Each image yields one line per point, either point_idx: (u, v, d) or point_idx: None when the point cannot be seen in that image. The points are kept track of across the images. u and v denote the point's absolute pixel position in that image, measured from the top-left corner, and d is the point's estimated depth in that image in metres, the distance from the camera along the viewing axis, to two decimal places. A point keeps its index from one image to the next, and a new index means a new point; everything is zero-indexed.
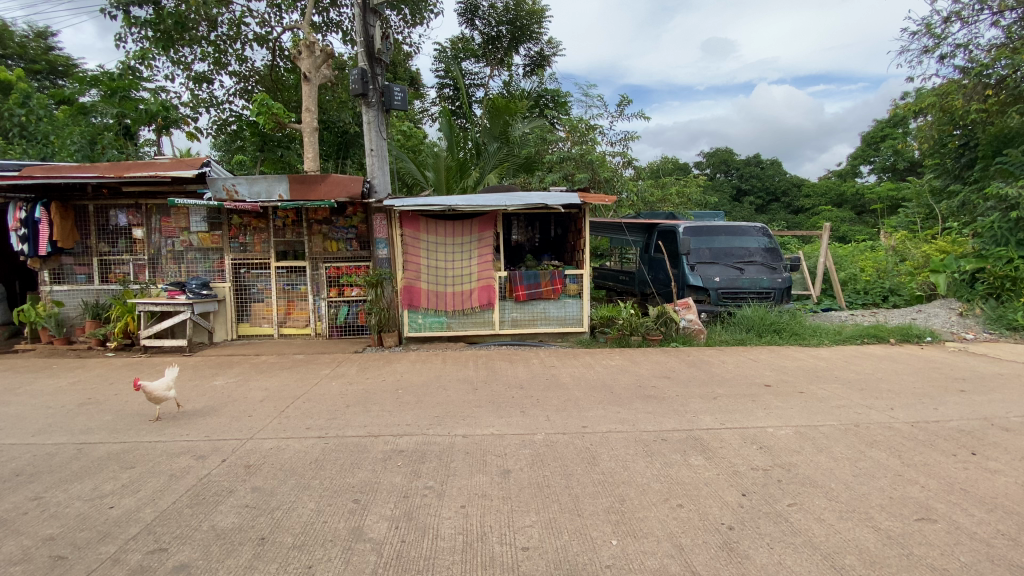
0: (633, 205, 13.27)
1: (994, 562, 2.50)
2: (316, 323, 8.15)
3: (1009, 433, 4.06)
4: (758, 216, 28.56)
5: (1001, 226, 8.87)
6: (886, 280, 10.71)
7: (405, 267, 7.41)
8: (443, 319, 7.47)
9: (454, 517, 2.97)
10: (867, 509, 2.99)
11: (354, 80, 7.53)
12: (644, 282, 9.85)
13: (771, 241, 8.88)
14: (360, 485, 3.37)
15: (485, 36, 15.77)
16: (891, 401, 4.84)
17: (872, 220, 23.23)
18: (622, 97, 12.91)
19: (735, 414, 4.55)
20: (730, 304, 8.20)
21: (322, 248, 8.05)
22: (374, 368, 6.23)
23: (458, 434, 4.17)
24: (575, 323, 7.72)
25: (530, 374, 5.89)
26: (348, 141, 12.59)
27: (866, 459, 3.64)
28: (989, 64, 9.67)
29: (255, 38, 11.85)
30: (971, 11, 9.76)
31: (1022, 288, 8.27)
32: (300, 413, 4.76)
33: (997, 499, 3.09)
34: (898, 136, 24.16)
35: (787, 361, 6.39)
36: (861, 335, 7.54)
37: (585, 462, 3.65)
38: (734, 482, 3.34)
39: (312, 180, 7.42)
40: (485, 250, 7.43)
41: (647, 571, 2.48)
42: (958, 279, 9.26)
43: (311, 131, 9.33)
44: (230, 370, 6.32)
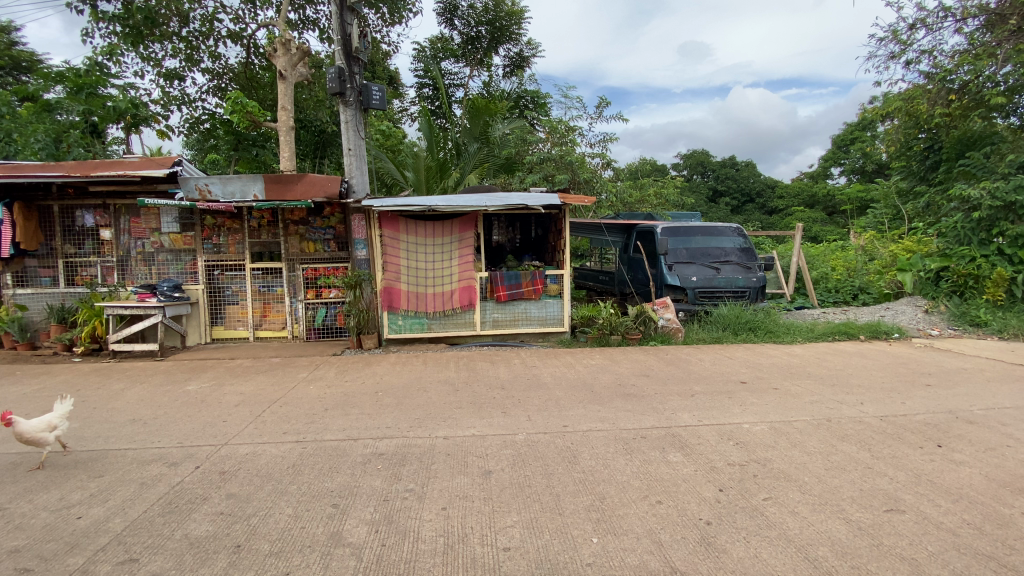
0: (612, 205, 13.40)
1: (960, 552, 2.59)
2: (293, 326, 8.01)
3: (973, 426, 4.22)
4: (734, 216, 29.16)
5: (964, 226, 9.19)
6: (856, 279, 11.05)
7: (384, 268, 7.31)
8: (424, 320, 7.42)
9: (435, 519, 2.95)
10: (838, 502, 3.07)
11: (331, 79, 7.42)
12: (623, 282, 9.96)
13: (746, 241, 9.07)
14: (339, 489, 3.33)
15: (465, 36, 15.75)
16: (861, 396, 4.99)
17: (841, 221, 23.96)
18: (600, 99, 13.04)
19: (712, 410, 4.63)
20: (706, 304, 8.35)
21: (299, 249, 7.92)
22: (353, 371, 6.15)
23: (439, 436, 4.14)
24: (556, 323, 7.75)
25: (512, 374, 5.89)
26: (326, 140, 12.43)
27: (837, 453, 3.74)
28: (953, 69, 9.77)
29: (228, 35, 11.59)
30: (935, 17, 10.11)
31: (984, 286, 8.63)
32: (277, 418, 4.67)
33: (962, 489, 3.21)
34: (867, 138, 24.90)
35: (762, 358, 6.53)
36: (832, 332, 7.74)
37: (566, 460, 3.67)
38: (711, 478, 3.39)
39: (288, 180, 7.27)
40: (466, 251, 7.40)
41: (627, 568, 2.50)
42: (923, 277, 9.63)
43: (287, 130, 9.15)
44: (204, 375, 6.16)
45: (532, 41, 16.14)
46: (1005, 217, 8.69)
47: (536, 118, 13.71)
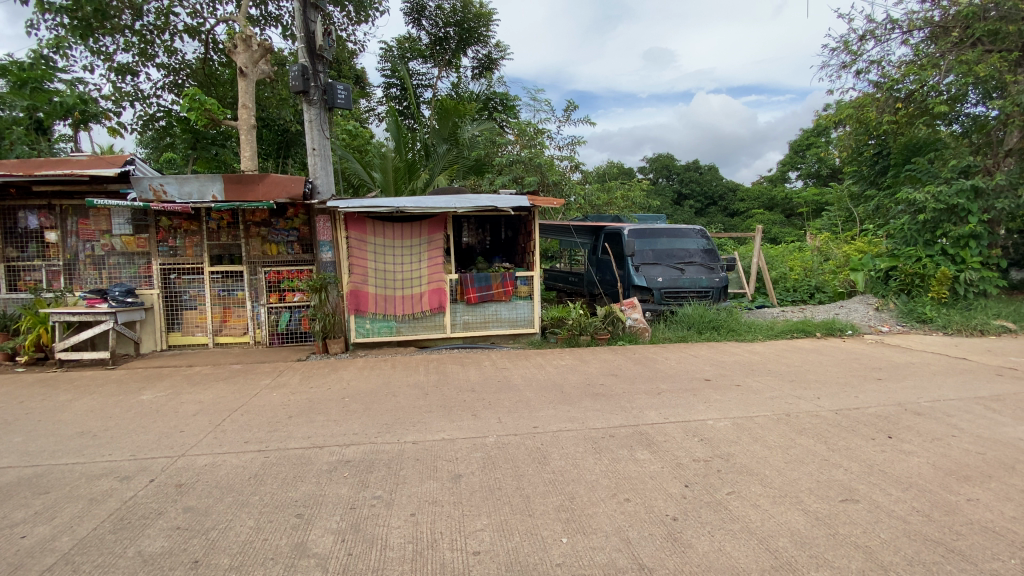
0: (581, 208, 13.51)
1: (910, 538, 2.72)
2: (255, 331, 7.74)
3: (920, 417, 4.45)
4: (697, 219, 30.04)
5: (910, 227, 9.69)
6: (812, 279, 11.53)
7: (350, 271, 7.16)
8: (392, 324, 7.31)
9: (403, 526, 2.90)
10: (797, 493, 3.19)
11: (294, 76, 7.21)
12: (592, 283, 10.08)
13: (709, 242, 9.34)
14: (304, 498, 3.23)
15: (433, 36, 15.64)
16: (818, 391, 5.20)
17: (797, 223, 24.99)
18: (569, 102, 13.23)
19: (678, 408, 4.73)
20: (672, 304, 8.53)
21: (261, 251, 7.69)
22: (318, 377, 5.99)
23: (408, 441, 4.08)
24: (526, 324, 7.77)
25: (482, 377, 5.86)
26: (290, 139, 12.15)
27: (796, 446, 3.88)
28: (900, 79, 10.30)
29: (185, 29, 11.14)
30: (883, 29, 10.64)
31: (929, 284, 9.12)
32: (238, 427, 4.51)
33: (911, 478, 3.38)
34: (822, 143, 26.01)
35: (726, 356, 6.71)
36: (791, 330, 8.02)
37: (536, 461, 3.68)
38: (677, 474, 3.46)
39: (249, 180, 7.04)
40: (435, 253, 7.34)
41: (597, 567, 2.52)
42: (874, 276, 10.19)
43: (248, 129, 8.86)
44: (159, 383, 5.88)
45: (500, 42, 16.16)
46: (948, 219, 9.24)
47: (505, 120, 13.75)
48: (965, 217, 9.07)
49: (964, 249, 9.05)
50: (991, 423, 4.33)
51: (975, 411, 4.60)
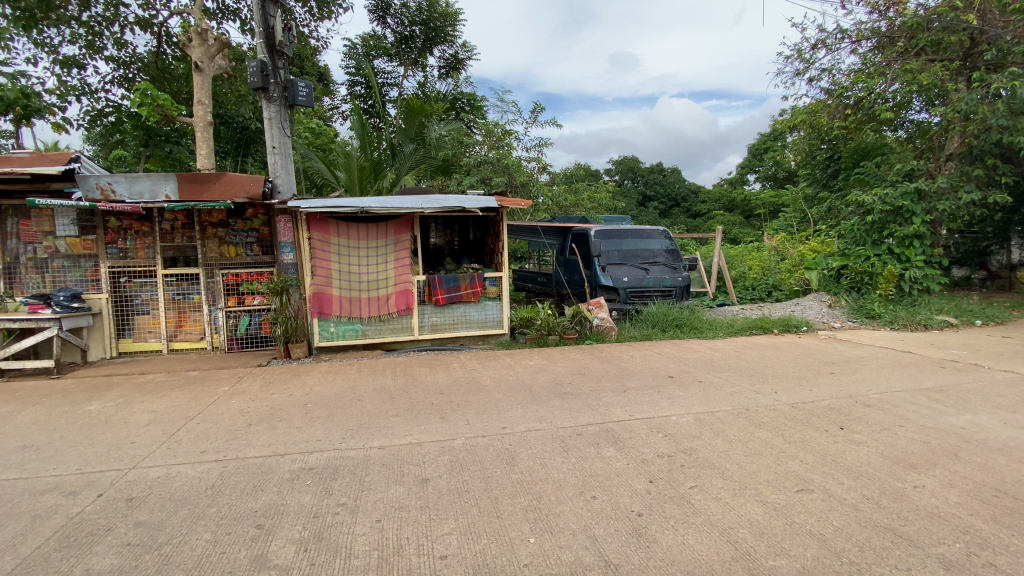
0: (549, 209, 13.49)
1: (860, 524, 2.85)
2: (213, 335, 7.45)
3: (869, 408, 4.69)
4: (661, 220, 30.78)
5: (860, 228, 10.15)
6: (770, 277, 12.04)
7: (313, 273, 6.98)
8: (358, 327, 7.17)
9: (369, 533, 2.84)
10: (756, 485, 3.29)
11: (252, 72, 6.96)
12: (560, 283, 10.16)
13: (672, 243, 9.57)
14: (265, 508, 3.13)
15: (398, 35, 15.45)
16: (775, 385, 5.40)
17: (756, 223, 25.93)
18: (536, 104, 13.32)
19: (643, 405, 4.82)
20: (637, 303, 8.70)
21: (218, 253, 7.41)
22: (280, 382, 5.81)
23: (373, 446, 4.01)
24: (495, 325, 7.76)
25: (450, 378, 5.82)
26: (249, 137, 11.86)
27: (755, 439, 4.01)
28: (849, 87, 10.81)
29: (136, 21, 10.63)
30: (834, 39, 11.15)
31: (877, 282, 9.61)
32: (194, 436, 4.33)
33: (861, 467, 3.55)
34: (778, 148, 26.98)
35: (689, 353, 6.89)
36: (750, 327, 8.30)
37: (504, 462, 3.68)
38: (642, 470, 3.52)
39: (204, 180, 6.77)
40: (401, 254, 7.24)
41: (564, 565, 2.53)
42: (826, 274, 10.62)
43: (204, 126, 8.52)
44: (109, 393, 5.58)
45: (467, 42, 16.11)
46: (894, 220, 9.76)
47: (472, 120, 13.72)
48: (909, 218, 9.59)
49: (909, 248, 9.55)
50: (933, 413, 4.59)
51: (918, 402, 4.88)
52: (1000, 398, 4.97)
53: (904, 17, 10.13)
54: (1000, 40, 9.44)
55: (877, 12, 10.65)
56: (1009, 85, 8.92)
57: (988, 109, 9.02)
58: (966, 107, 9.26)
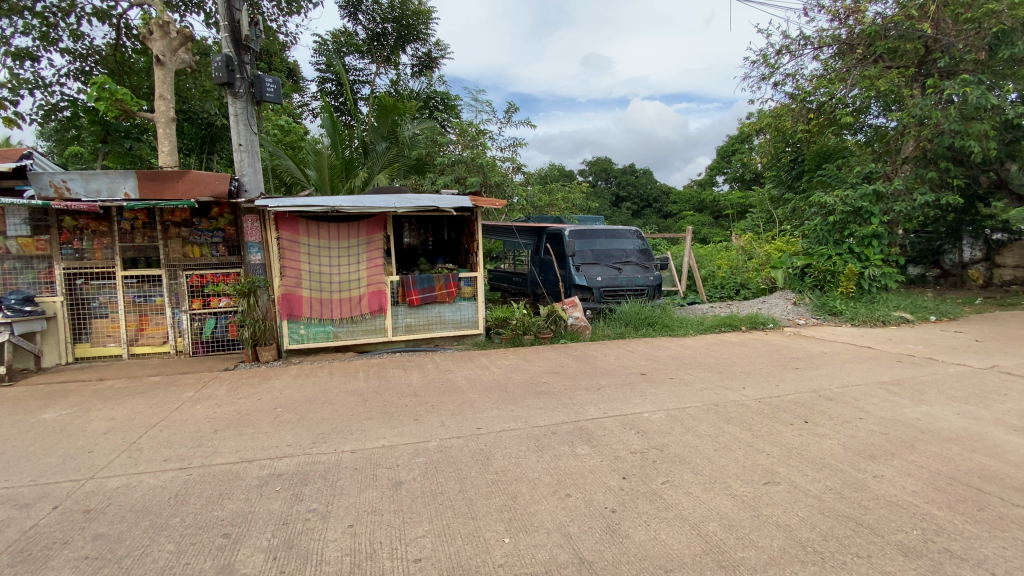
0: (523, 209, 13.47)
1: (824, 514, 2.95)
2: (176, 339, 7.19)
3: (832, 402, 4.86)
4: (633, 220, 31.26)
5: (822, 229, 10.50)
6: (737, 276, 12.41)
7: (282, 274, 6.81)
8: (329, 328, 7.03)
9: (341, 538, 2.79)
10: (725, 479, 3.37)
11: (216, 67, 6.73)
12: (535, 282, 10.20)
13: (644, 243, 9.73)
14: (231, 517, 3.03)
15: (370, 32, 15.25)
16: (743, 381, 5.55)
17: (724, 223, 26.59)
18: (510, 104, 13.33)
19: (616, 402, 4.88)
20: (611, 302, 8.82)
21: (181, 253, 7.14)
22: (248, 387, 5.65)
23: (346, 449, 3.94)
24: (470, 326, 7.73)
25: (425, 380, 5.77)
26: (215, 133, 11.60)
27: (724, 434, 4.10)
28: (811, 92, 11.19)
29: (94, 12, 10.17)
30: (797, 45, 11.51)
31: (838, 279, 9.98)
32: (157, 444, 4.16)
33: (825, 459, 3.67)
34: (744, 150, 27.71)
35: (660, 351, 7.01)
36: (719, 325, 8.50)
37: (479, 463, 3.67)
38: (616, 466, 3.57)
39: (166, 177, 6.51)
40: (374, 254, 7.13)
41: (538, 565, 2.54)
42: (791, 273, 10.93)
43: (167, 123, 8.21)
44: (64, 400, 5.32)
45: (440, 41, 16.02)
46: (854, 220, 10.12)
47: (445, 119, 13.64)
48: (868, 219, 9.97)
49: (868, 247, 9.93)
50: (892, 405, 4.79)
51: (877, 395, 5.09)
52: (952, 390, 5.23)
53: (863, 25, 10.53)
54: (952, 48, 9.91)
55: (837, 20, 11.01)
56: (960, 92, 9.37)
57: (941, 115, 9.46)
58: (920, 112, 9.69)
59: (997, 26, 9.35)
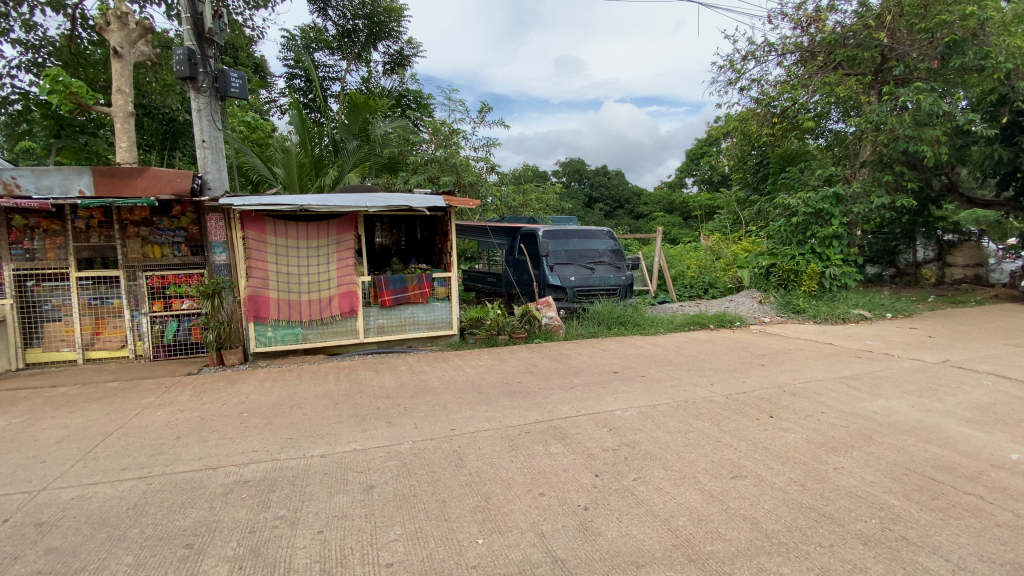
0: (497, 209, 13.43)
1: (788, 506, 3.05)
2: (136, 343, 6.90)
3: (795, 397, 5.03)
4: (606, 221, 31.68)
5: (786, 229, 10.85)
6: (706, 275, 12.73)
7: (248, 274, 6.62)
8: (298, 331, 6.87)
9: (310, 545, 2.73)
10: (695, 474, 3.45)
11: (177, 61, 6.49)
12: (509, 283, 10.21)
13: (616, 243, 9.86)
14: (195, 526, 2.93)
15: (340, 28, 14.99)
16: (712, 377, 5.69)
17: (693, 224, 27.24)
18: (483, 104, 13.29)
19: (589, 400, 4.93)
20: (584, 301, 8.92)
21: (141, 253, 6.86)
22: (212, 391, 5.47)
23: (315, 454, 3.86)
24: (443, 326, 7.68)
25: (397, 382, 5.70)
26: (177, 130, 11.24)
27: (693, 430, 4.19)
28: (775, 97, 11.43)
29: (46, 1, 9.67)
30: (762, 51, 11.85)
31: (801, 278, 10.34)
32: (115, 452, 3.99)
33: (789, 452, 3.79)
34: (713, 153, 28.38)
35: (632, 349, 7.11)
36: (688, 323, 8.69)
37: (452, 464, 3.64)
38: (588, 464, 3.60)
39: (124, 174, 6.25)
40: (345, 254, 7.00)
41: (511, 565, 2.54)
42: (757, 272, 11.27)
43: (125, 117, 7.87)
44: (13, 409, 5.04)
45: (413, 39, 15.86)
46: (816, 222, 10.48)
47: (418, 118, 13.51)
48: (829, 220, 10.34)
49: (829, 248, 10.32)
50: (851, 399, 4.99)
51: (837, 389, 5.29)
52: (907, 384, 5.49)
53: (824, 33, 10.92)
54: (907, 57, 10.35)
55: (800, 28, 11.32)
56: (914, 99, 9.82)
57: (896, 121, 9.89)
58: (877, 118, 10.11)
59: (949, 36, 9.83)
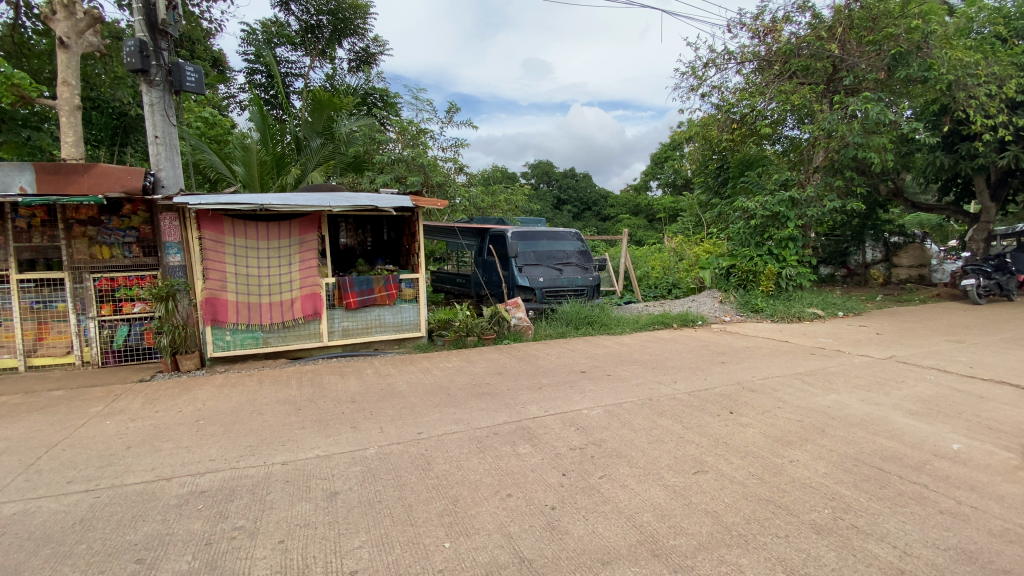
0: (466, 210, 13.36)
1: (747, 499, 3.16)
2: (83, 349, 6.54)
3: (754, 393, 5.21)
4: (574, 223, 32.07)
5: (744, 232, 11.19)
6: (670, 276, 13.06)
7: (205, 277, 6.38)
8: (258, 335, 6.66)
9: (270, 555, 2.65)
10: (659, 470, 3.52)
11: (128, 52, 6.18)
12: (478, 284, 10.20)
13: (583, 244, 9.99)
14: (147, 540, 2.80)
15: (303, 24, 14.64)
16: (675, 375, 5.83)
17: (658, 226, 27.88)
18: (452, 104, 13.20)
19: (557, 400, 4.98)
20: (552, 302, 8.99)
21: (88, 254, 6.50)
22: (166, 399, 5.24)
23: (276, 462, 3.75)
24: (411, 328, 7.59)
25: (363, 385, 5.60)
26: (128, 125, 10.72)
27: (657, 427, 4.29)
28: (735, 103, 11.82)
29: None
30: (722, 59, 12.23)
31: (759, 279, 10.73)
32: (60, 465, 3.76)
33: (747, 447, 3.93)
34: (676, 157, 29.11)
35: (599, 349, 7.21)
36: (653, 322, 8.89)
37: (419, 468, 3.60)
38: (556, 464, 3.63)
39: (69, 171, 5.93)
40: (308, 255, 6.82)
41: (478, 567, 2.53)
42: (718, 273, 11.61)
43: (71, 111, 7.44)
44: None
45: (379, 37, 15.62)
46: (773, 224, 10.84)
47: (385, 117, 13.32)
48: (785, 223, 10.74)
49: (785, 249, 10.74)
50: (806, 394, 5.21)
51: (792, 385, 5.52)
52: (857, 378, 5.77)
53: (780, 43, 11.33)
54: (857, 67, 10.89)
55: (757, 38, 11.72)
56: (862, 108, 10.35)
57: (846, 128, 10.40)
58: (828, 126, 10.60)
59: (895, 48, 10.47)
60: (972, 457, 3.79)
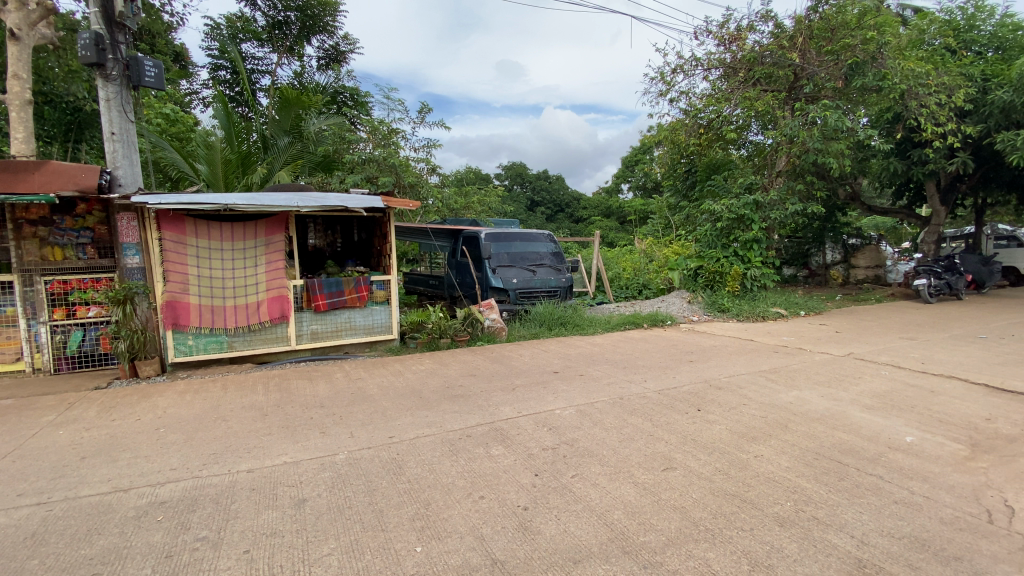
0: (439, 211, 13.28)
1: (713, 494, 3.24)
2: (34, 356, 6.22)
3: (721, 390, 5.35)
4: (548, 224, 32.31)
5: (711, 234, 11.48)
6: (641, 277, 13.30)
7: (165, 279, 6.14)
8: (223, 339, 6.46)
9: (235, 565, 2.58)
10: (629, 468, 3.58)
11: (83, 45, 5.94)
12: (452, 285, 10.15)
13: (556, 246, 10.06)
14: (103, 554, 2.68)
15: (270, 20, 14.30)
16: (645, 374, 5.93)
17: (629, 227, 28.33)
18: (423, 104, 13.10)
19: (530, 401, 5.00)
20: (525, 303, 9.03)
21: (38, 256, 6.18)
22: (124, 407, 5.02)
23: (241, 470, 3.65)
24: (382, 331, 7.49)
25: (333, 390, 5.50)
26: (83, 120, 10.27)
27: (628, 426, 4.35)
28: (702, 108, 12.13)
29: None
30: (690, 65, 12.52)
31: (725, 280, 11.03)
32: (7, 478, 3.56)
33: (714, 443, 4.03)
34: (646, 160, 29.66)
35: (571, 349, 7.27)
36: (625, 323, 9.02)
37: (391, 473, 3.56)
38: (528, 464, 3.65)
39: (19, 168, 5.63)
40: (274, 256, 6.65)
41: (450, 570, 2.52)
42: (686, 274, 11.89)
43: (23, 105, 7.04)
44: None
45: (349, 35, 15.39)
46: (738, 226, 11.15)
47: (355, 116, 13.11)
48: (749, 225, 11.05)
49: (750, 251, 11.06)
50: (770, 391, 5.38)
51: (757, 382, 5.69)
52: (817, 375, 6.00)
53: (744, 51, 11.66)
54: (816, 76, 11.30)
55: (723, 45, 12.03)
56: (822, 115, 10.78)
57: (806, 135, 10.81)
58: (790, 132, 11.00)
59: (852, 58, 10.95)
60: (924, 449, 3.99)
